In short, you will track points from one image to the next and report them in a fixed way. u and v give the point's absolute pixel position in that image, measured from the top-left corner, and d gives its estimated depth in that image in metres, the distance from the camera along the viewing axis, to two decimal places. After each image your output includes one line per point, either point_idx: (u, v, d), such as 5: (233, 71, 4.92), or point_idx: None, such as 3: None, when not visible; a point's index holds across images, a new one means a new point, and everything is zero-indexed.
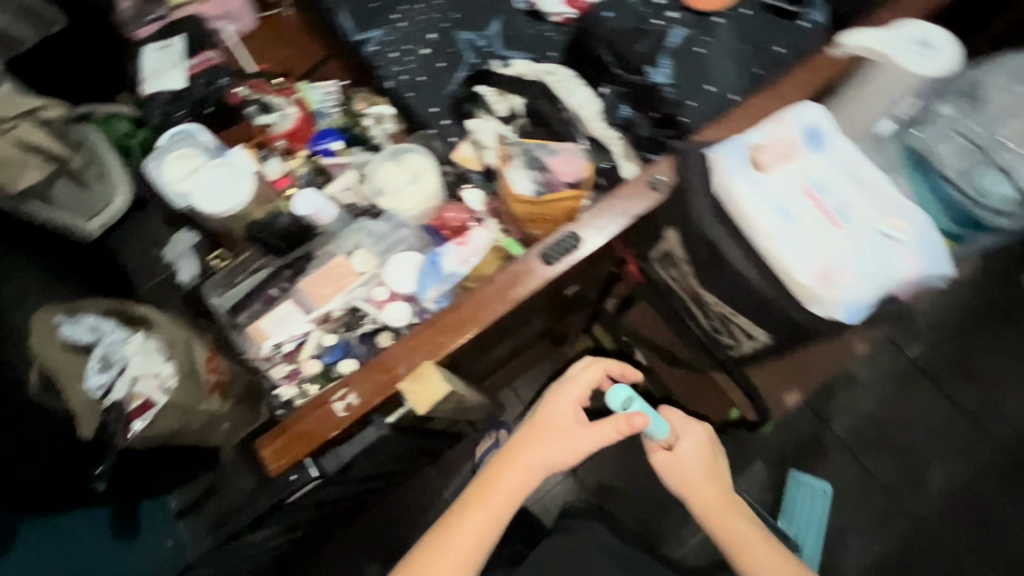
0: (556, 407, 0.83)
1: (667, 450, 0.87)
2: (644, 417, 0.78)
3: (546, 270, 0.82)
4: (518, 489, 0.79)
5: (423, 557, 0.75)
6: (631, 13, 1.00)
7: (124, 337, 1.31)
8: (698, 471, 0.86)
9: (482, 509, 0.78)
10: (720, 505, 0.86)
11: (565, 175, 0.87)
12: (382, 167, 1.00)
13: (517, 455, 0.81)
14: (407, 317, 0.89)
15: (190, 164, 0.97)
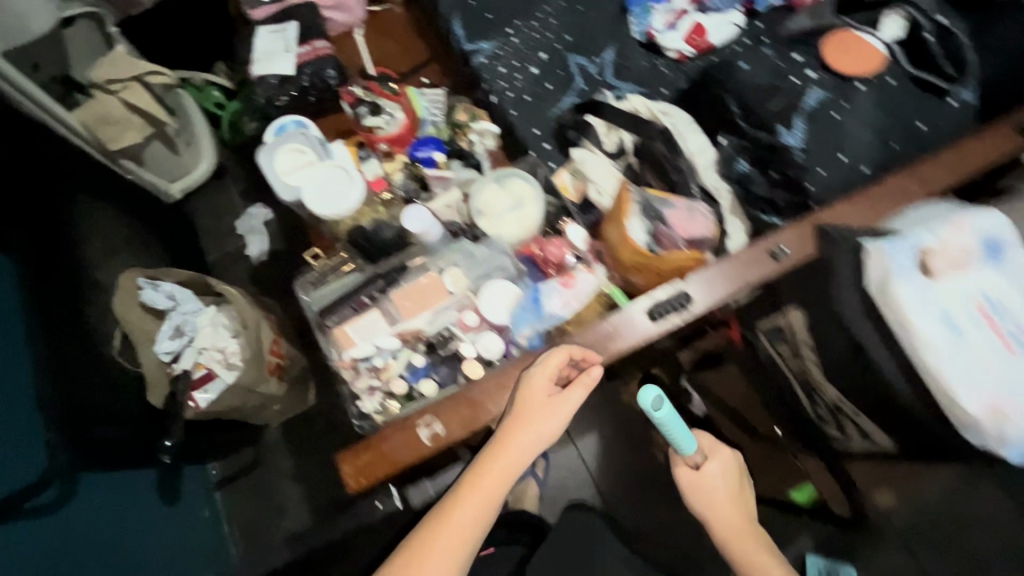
0: (529, 393, 0.76)
1: (694, 469, 0.92)
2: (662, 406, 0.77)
3: (650, 326, 0.79)
4: (502, 477, 0.76)
5: (417, 553, 0.74)
6: (767, 67, 0.96)
7: (196, 309, 1.35)
8: (723, 496, 0.92)
9: (469, 501, 0.75)
10: (741, 530, 0.92)
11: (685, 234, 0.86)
12: (486, 189, 0.99)
13: (500, 445, 0.76)
14: (500, 349, 0.87)
15: (301, 157, 0.97)
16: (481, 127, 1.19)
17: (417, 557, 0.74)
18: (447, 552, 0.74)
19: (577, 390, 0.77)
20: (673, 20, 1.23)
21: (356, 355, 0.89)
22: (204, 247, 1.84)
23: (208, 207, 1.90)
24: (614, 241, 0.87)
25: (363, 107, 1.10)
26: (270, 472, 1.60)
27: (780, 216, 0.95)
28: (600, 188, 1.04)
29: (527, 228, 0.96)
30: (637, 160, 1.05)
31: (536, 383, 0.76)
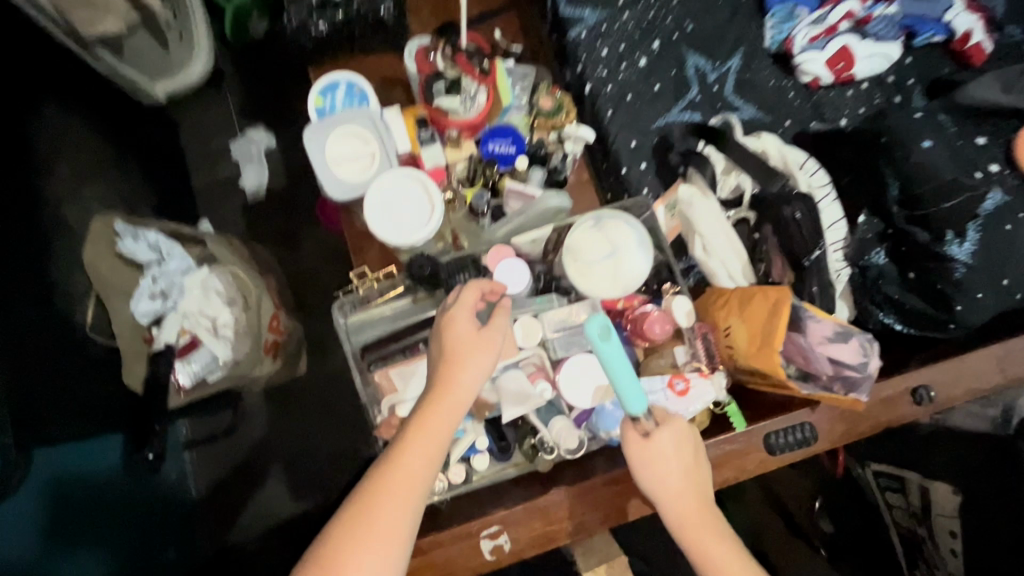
0: (453, 332, 0.68)
1: (641, 437, 0.65)
2: (619, 350, 0.61)
3: (765, 457, 0.68)
4: (448, 417, 0.65)
5: (361, 524, 0.60)
6: (948, 148, 0.78)
7: (185, 268, 1.12)
8: (675, 470, 0.65)
9: (414, 450, 0.63)
10: (694, 513, 0.65)
11: (837, 364, 0.68)
12: (580, 231, 0.81)
13: (440, 384, 0.67)
14: (577, 440, 0.71)
15: (360, 143, 0.77)
16: (574, 128, 0.95)
17: (360, 528, 0.60)
18: (396, 511, 0.61)
19: (503, 317, 0.70)
20: (820, 36, 1.00)
21: (401, 410, 0.75)
22: (187, 166, 1.53)
23: (195, 117, 1.57)
24: (745, 351, 0.68)
25: (440, 81, 0.87)
26: (246, 441, 1.42)
27: (902, 322, 0.84)
28: (708, 244, 0.87)
29: (622, 284, 0.80)
30: (753, 217, 0.88)
31: (460, 315, 0.68)
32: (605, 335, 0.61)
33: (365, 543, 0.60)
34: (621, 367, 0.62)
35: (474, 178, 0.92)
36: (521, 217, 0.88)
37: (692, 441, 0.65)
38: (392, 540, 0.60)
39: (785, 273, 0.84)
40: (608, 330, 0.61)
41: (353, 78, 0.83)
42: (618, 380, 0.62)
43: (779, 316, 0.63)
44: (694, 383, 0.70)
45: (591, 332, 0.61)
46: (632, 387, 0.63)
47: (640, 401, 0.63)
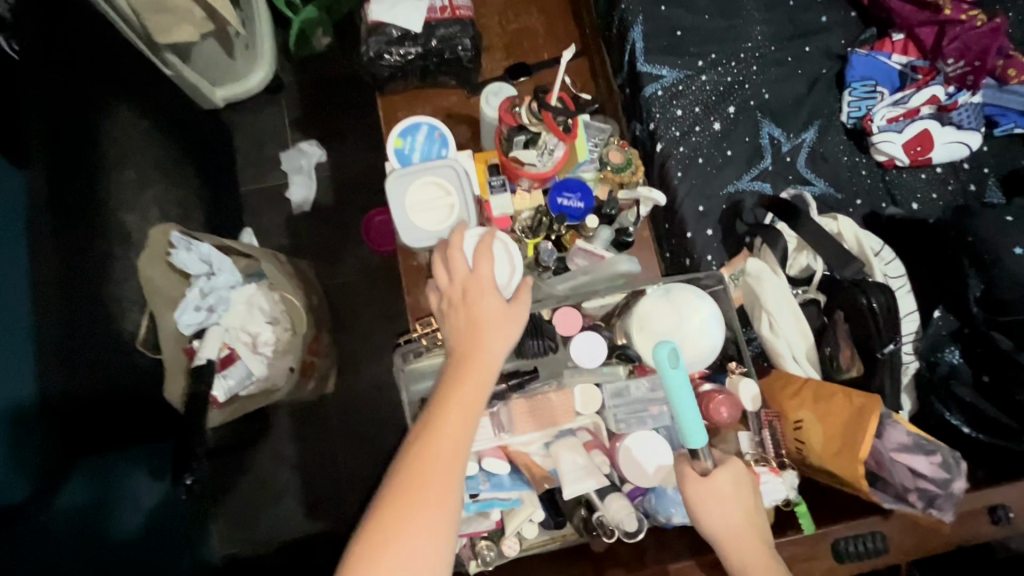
0: (478, 303, 0.65)
1: (698, 475, 0.63)
2: (684, 380, 0.62)
3: (834, 564, 0.64)
4: (477, 390, 0.61)
5: (397, 517, 0.54)
6: None
7: (233, 283, 1.12)
8: (738, 513, 0.61)
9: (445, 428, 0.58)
10: (767, 562, 0.59)
11: (924, 483, 0.64)
12: (648, 301, 0.79)
13: (465, 357, 0.63)
14: (636, 522, 0.68)
15: (440, 193, 0.78)
16: (645, 190, 0.93)
17: (398, 520, 0.54)
18: (437, 497, 0.55)
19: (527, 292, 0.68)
20: (899, 118, 0.99)
21: None
22: (237, 171, 1.53)
23: (250, 122, 1.57)
24: (820, 451, 0.68)
25: (521, 134, 0.84)
26: (265, 455, 1.39)
27: (969, 425, 0.79)
28: (775, 323, 0.84)
29: (687, 359, 0.78)
30: (823, 299, 0.86)
31: (485, 283, 0.66)
32: (673, 360, 0.62)
33: (406, 537, 0.53)
34: (684, 397, 0.62)
35: (537, 230, 0.91)
36: (585, 275, 0.87)
37: (750, 481, 0.63)
38: (437, 528, 0.54)
39: (853, 361, 0.81)
40: (674, 356, 0.62)
41: (434, 122, 0.84)
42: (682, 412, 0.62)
43: (866, 423, 0.64)
44: (766, 478, 0.68)
45: (659, 358, 0.63)
46: (694, 420, 0.62)
47: (702, 433, 0.62)
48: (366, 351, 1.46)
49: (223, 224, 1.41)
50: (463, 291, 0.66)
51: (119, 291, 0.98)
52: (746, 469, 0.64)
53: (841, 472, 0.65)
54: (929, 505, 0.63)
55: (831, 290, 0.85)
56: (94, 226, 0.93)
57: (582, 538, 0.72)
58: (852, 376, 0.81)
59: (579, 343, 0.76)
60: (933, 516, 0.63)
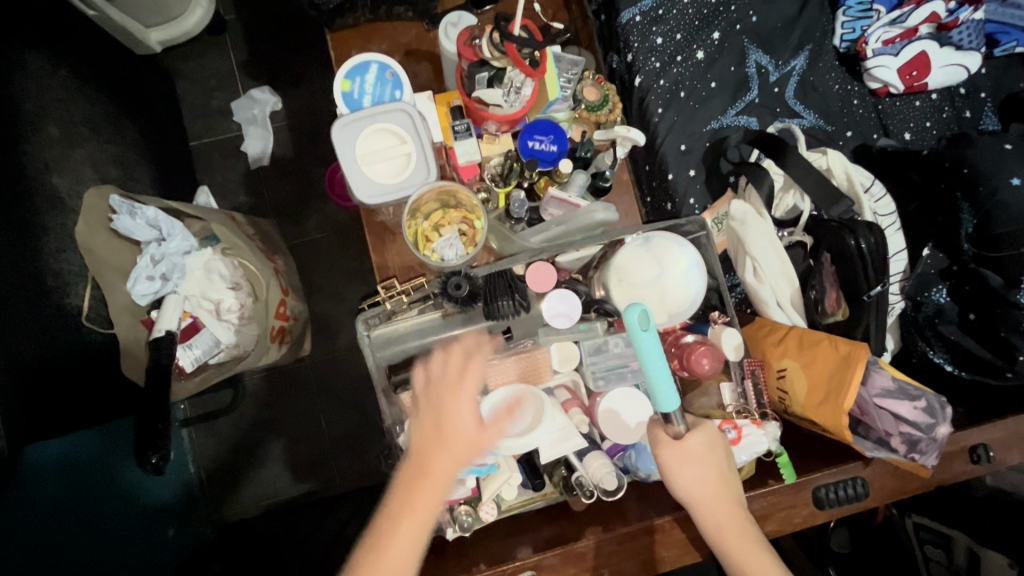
0: (453, 415, 0.59)
1: (670, 439, 0.61)
2: (656, 342, 0.59)
3: (813, 510, 0.64)
4: (427, 504, 0.56)
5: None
6: None
7: (187, 249, 1.04)
8: (711, 474, 0.60)
9: (385, 543, 0.56)
10: (735, 520, 0.58)
11: (905, 428, 0.63)
12: (628, 253, 0.74)
13: (416, 469, 0.58)
14: (615, 480, 0.66)
15: (392, 138, 0.70)
16: (622, 130, 0.86)
17: None
18: None
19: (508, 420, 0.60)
20: (895, 39, 0.91)
21: None
22: (184, 124, 1.40)
23: (194, 69, 1.43)
24: (803, 401, 0.65)
25: (483, 71, 0.75)
26: (246, 421, 1.36)
27: (951, 362, 0.80)
28: (760, 268, 0.81)
29: (668, 308, 0.74)
30: (809, 240, 0.82)
31: (460, 392, 0.60)
32: (644, 322, 0.59)
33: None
34: (656, 361, 0.59)
35: (508, 177, 0.85)
36: (561, 225, 0.79)
37: (723, 444, 0.61)
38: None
39: (840, 304, 0.79)
40: (646, 318, 0.59)
41: (381, 58, 0.74)
42: (650, 373, 0.59)
43: (852, 375, 0.61)
44: (748, 431, 0.65)
45: (630, 322, 0.59)
46: (665, 383, 0.59)
47: (674, 396, 0.59)
48: (340, 311, 1.41)
49: (174, 182, 1.30)
50: (439, 390, 0.61)
51: (60, 261, 0.91)
52: (720, 430, 0.62)
53: (828, 424, 0.63)
54: (912, 450, 0.62)
55: (819, 231, 0.80)
56: (19, 193, 0.85)
57: (562, 495, 0.71)
58: (838, 320, 0.79)
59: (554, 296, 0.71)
60: (916, 461, 0.62)
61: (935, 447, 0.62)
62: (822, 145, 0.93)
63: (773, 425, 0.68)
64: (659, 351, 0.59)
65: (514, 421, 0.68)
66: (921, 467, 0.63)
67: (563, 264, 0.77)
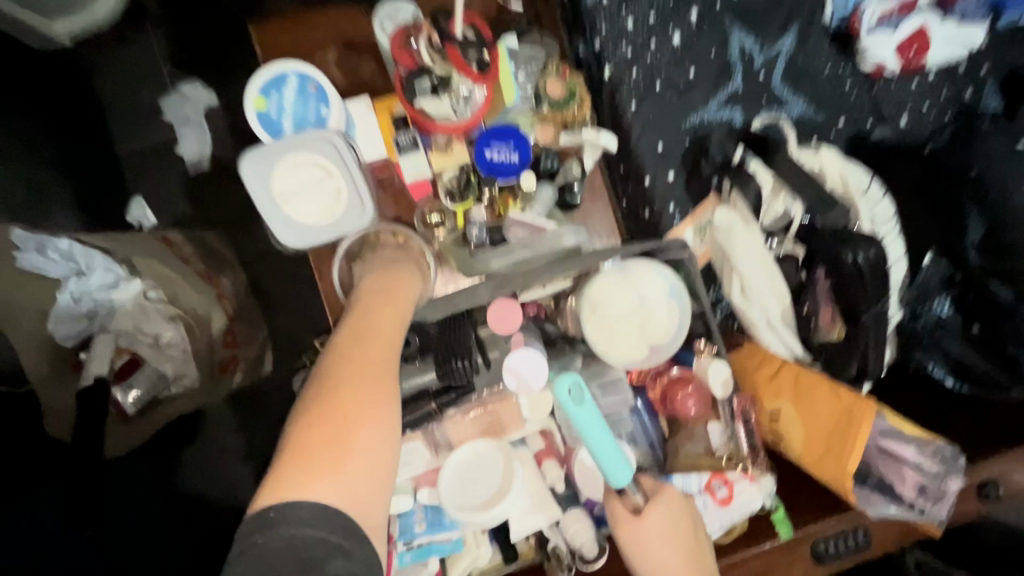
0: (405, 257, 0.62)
1: (630, 514, 0.58)
2: (592, 411, 0.58)
3: (811, 566, 0.58)
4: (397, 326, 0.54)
5: (323, 452, 0.41)
6: None
7: (113, 282, 0.90)
8: (676, 551, 0.55)
9: (358, 361, 0.47)
10: None
11: (909, 478, 0.57)
12: (602, 283, 0.65)
13: (373, 303, 0.54)
14: (594, 545, 0.60)
15: (318, 170, 0.59)
16: (592, 134, 0.77)
17: (339, 425, 0.43)
18: (379, 408, 0.45)
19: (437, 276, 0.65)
20: (892, 12, 0.80)
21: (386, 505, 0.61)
22: (108, 125, 1.19)
23: (107, 59, 1.19)
24: (801, 450, 0.60)
25: (424, 78, 0.65)
26: None
27: (951, 375, 0.73)
28: (748, 286, 0.73)
29: (649, 340, 0.66)
30: (801, 252, 0.74)
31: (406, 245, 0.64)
32: (576, 398, 0.58)
33: (336, 469, 0.40)
34: (597, 435, 0.57)
35: (466, 192, 0.74)
36: (527, 249, 0.71)
37: (686, 515, 0.56)
38: (371, 476, 0.42)
39: (835, 323, 0.72)
40: (579, 390, 0.58)
41: (302, 68, 0.63)
42: (593, 447, 0.57)
43: (857, 431, 0.55)
44: (738, 487, 0.59)
45: (562, 397, 0.58)
46: (613, 455, 0.57)
47: (624, 470, 0.57)
48: None
49: (98, 197, 1.14)
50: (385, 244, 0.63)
51: None
52: (685, 499, 0.58)
53: (827, 477, 0.57)
54: (920, 498, 0.56)
55: (813, 241, 0.72)
56: None
57: (538, 558, 0.64)
58: (833, 340, 0.72)
59: (526, 360, 0.62)
60: (924, 514, 0.56)
61: (946, 500, 0.56)
62: (814, 137, 0.83)
63: (769, 477, 0.61)
64: (598, 424, 0.57)
65: (475, 492, 0.61)
66: (932, 524, 0.56)
67: (527, 298, 0.66)
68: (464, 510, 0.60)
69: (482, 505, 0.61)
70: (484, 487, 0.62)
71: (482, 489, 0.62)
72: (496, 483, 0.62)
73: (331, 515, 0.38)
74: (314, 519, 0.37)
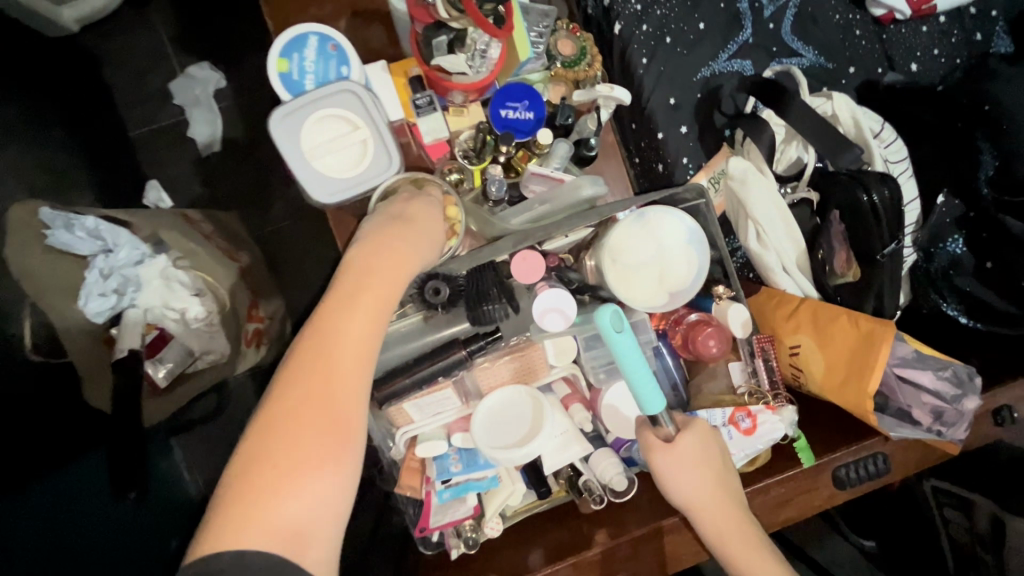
0: (416, 205, 0.60)
1: (662, 442, 0.59)
2: (629, 342, 0.56)
3: (833, 490, 0.61)
4: (372, 320, 0.52)
5: (260, 497, 0.45)
6: None
7: (139, 259, 0.88)
8: (705, 478, 0.58)
9: (311, 390, 0.48)
10: (741, 529, 0.56)
11: (929, 400, 0.59)
12: (622, 229, 0.67)
13: (344, 300, 0.52)
14: (625, 480, 0.63)
15: (344, 123, 0.61)
16: (605, 88, 0.76)
17: (280, 467, 0.46)
18: (328, 438, 0.48)
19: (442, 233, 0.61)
20: None
21: (421, 450, 0.64)
22: (120, 111, 1.20)
23: (118, 42, 1.20)
24: (820, 380, 0.62)
25: (442, 35, 0.66)
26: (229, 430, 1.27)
27: (966, 314, 0.75)
28: (763, 233, 0.74)
29: (667, 287, 0.68)
30: (815, 197, 0.75)
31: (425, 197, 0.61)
32: (616, 323, 0.56)
33: (272, 509, 0.45)
34: (636, 363, 0.56)
35: (483, 152, 0.76)
36: (545, 204, 0.72)
37: (716, 442, 0.59)
38: (307, 517, 0.46)
39: (850, 264, 0.74)
40: (619, 318, 0.57)
41: (319, 30, 0.64)
42: (632, 376, 0.56)
43: (875, 352, 0.57)
44: (762, 418, 0.60)
45: (602, 323, 0.57)
46: (649, 385, 0.56)
47: (660, 399, 0.57)
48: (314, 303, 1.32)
49: (111, 179, 1.14)
50: (398, 209, 0.59)
51: None
52: (714, 428, 0.60)
53: (849, 406, 0.59)
54: (937, 422, 0.58)
55: (827, 185, 0.73)
56: None
57: (569, 496, 0.67)
58: (848, 280, 0.74)
59: (556, 305, 0.63)
60: (941, 435, 0.58)
61: (961, 422, 0.58)
62: (825, 86, 0.84)
63: (789, 407, 0.63)
64: (636, 349, 0.57)
65: (508, 434, 0.64)
66: (948, 443, 0.59)
67: (548, 250, 0.69)
68: (498, 451, 0.62)
69: (515, 446, 0.63)
70: (517, 429, 0.64)
71: (515, 432, 0.64)
72: (528, 425, 0.64)
73: (262, 557, 0.43)
74: (249, 561, 0.43)
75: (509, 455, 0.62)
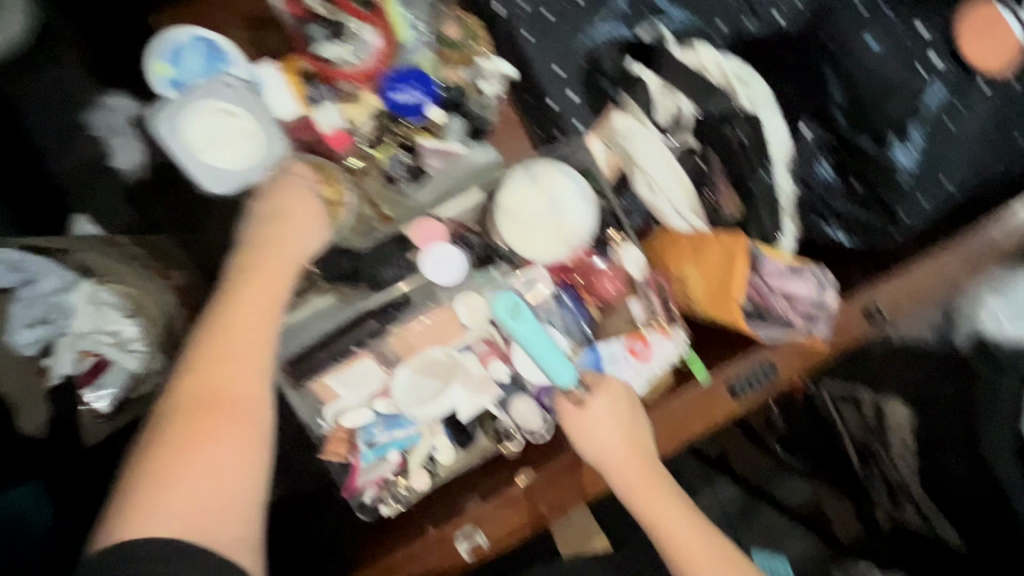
0: (296, 199, 0.65)
1: (574, 406, 0.67)
2: (529, 324, 0.69)
3: (727, 401, 0.70)
4: (263, 313, 0.57)
5: (164, 489, 0.48)
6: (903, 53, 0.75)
7: (65, 284, 0.87)
8: (616, 435, 0.65)
9: (213, 382, 0.52)
10: (646, 479, 0.65)
11: (802, 302, 0.65)
12: (515, 191, 0.70)
13: (236, 297, 0.56)
14: (540, 421, 0.69)
15: (224, 114, 0.68)
16: (488, 63, 0.82)
17: (185, 457, 0.49)
18: (231, 426, 0.51)
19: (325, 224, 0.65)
20: None
21: (346, 420, 0.67)
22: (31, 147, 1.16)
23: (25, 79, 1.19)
24: (704, 300, 0.69)
25: (319, 25, 0.76)
26: None
27: (845, 233, 0.80)
28: (654, 181, 0.79)
29: (571, 242, 0.70)
30: (696, 145, 0.80)
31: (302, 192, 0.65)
32: (514, 312, 0.69)
33: (180, 497, 0.48)
34: (538, 340, 0.68)
35: (384, 138, 0.76)
36: (444, 178, 0.75)
37: (625, 400, 0.67)
38: (214, 502, 0.49)
39: (734, 202, 0.79)
40: (518, 308, 0.69)
41: (198, 34, 0.71)
42: (538, 350, 0.68)
43: (733, 268, 0.65)
44: (653, 342, 0.69)
45: (504, 313, 0.69)
46: (556, 358, 0.68)
47: (567, 369, 0.68)
48: None
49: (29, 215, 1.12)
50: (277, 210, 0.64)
51: None
52: (623, 385, 0.68)
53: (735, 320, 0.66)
54: (807, 321, 0.65)
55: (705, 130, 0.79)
56: None
57: (494, 446, 0.71)
58: (734, 218, 0.79)
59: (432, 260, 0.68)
60: (810, 331, 0.66)
61: (824, 314, 0.66)
62: None
63: (680, 330, 0.71)
64: (536, 327, 0.69)
65: (428, 395, 0.68)
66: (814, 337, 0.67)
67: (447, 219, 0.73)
68: (420, 411, 0.67)
69: (433, 405, 0.68)
70: (433, 388, 0.68)
71: (430, 392, 0.68)
72: (445, 383, 0.68)
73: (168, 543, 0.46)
74: (157, 545, 0.45)
75: (432, 413, 0.68)
